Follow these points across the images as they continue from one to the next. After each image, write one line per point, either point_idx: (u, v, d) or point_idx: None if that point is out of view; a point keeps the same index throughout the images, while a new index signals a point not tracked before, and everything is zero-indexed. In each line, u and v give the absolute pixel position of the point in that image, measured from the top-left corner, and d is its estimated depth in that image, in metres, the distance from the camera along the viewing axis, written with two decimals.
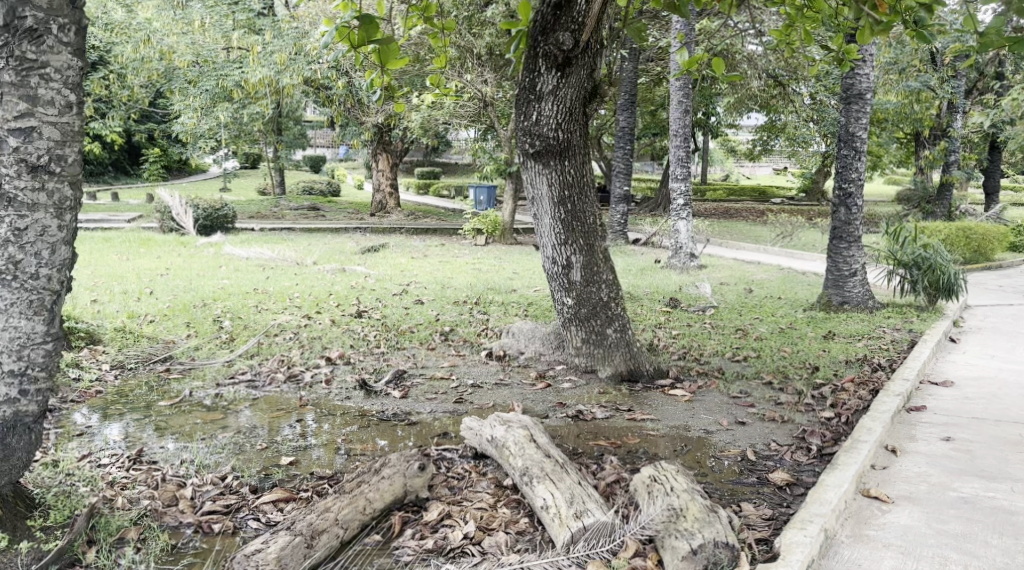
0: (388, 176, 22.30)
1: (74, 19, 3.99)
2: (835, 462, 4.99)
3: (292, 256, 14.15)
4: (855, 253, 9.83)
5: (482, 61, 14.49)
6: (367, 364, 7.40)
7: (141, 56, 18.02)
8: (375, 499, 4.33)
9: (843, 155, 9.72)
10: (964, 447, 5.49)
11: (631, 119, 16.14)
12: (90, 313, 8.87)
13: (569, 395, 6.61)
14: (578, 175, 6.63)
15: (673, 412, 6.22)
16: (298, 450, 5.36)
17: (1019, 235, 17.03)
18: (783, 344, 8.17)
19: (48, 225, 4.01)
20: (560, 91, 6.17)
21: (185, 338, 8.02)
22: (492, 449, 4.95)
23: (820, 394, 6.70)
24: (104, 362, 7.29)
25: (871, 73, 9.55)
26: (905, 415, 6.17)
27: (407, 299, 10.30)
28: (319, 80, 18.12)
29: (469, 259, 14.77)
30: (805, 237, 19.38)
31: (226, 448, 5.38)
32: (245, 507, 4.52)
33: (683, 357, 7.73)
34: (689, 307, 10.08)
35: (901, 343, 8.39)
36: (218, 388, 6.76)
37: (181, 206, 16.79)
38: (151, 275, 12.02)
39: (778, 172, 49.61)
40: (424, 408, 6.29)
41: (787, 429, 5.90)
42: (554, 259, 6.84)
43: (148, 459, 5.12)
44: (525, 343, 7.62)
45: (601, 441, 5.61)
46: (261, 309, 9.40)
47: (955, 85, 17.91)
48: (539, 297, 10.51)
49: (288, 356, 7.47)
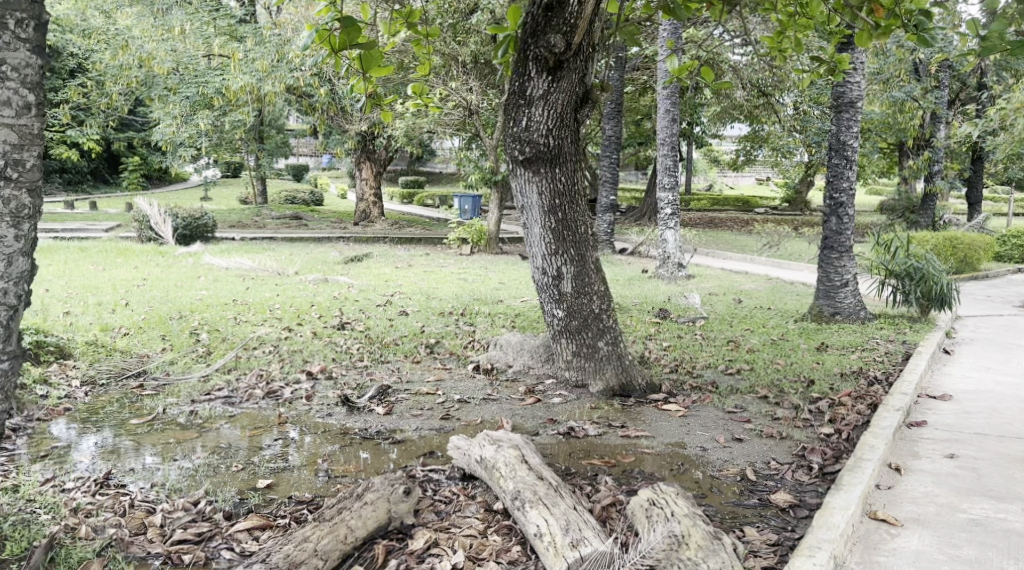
0: (372, 185, 22.03)
1: (33, 15, 3.73)
2: (839, 482, 4.79)
3: (274, 266, 13.89)
4: (847, 263, 9.64)
5: (468, 69, 14.23)
6: (350, 379, 7.14)
7: (120, 64, 17.73)
8: (357, 527, 4.07)
9: (834, 164, 9.56)
10: (968, 465, 5.30)
11: (617, 128, 15.93)
12: (62, 325, 8.57)
13: (559, 410, 6.38)
14: (570, 183, 6.42)
15: (668, 428, 6.01)
16: (276, 471, 5.09)
17: (1005, 244, 17.02)
18: (776, 356, 7.98)
19: (3, 234, 3.76)
20: (550, 95, 5.99)
21: (160, 352, 7.73)
22: (480, 470, 4.72)
23: (818, 409, 6.50)
24: (74, 378, 6.99)
25: (861, 82, 9.39)
26: (905, 431, 5.98)
27: (391, 310, 10.05)
28: (302, 88, 17.85)
29: (454, 269, 14.53)
30: (791, 246, 19.27)
31: (200, 469, 5.11)
32: (218, 535, 4.25)
33: (675, 370, 7.53)
34: (678, 318, 9.88)
35: (895, 355, 8.22)
36: (193, 405, 6.48)
37: (160, 215, 16.46)
38: (127, 285, 11.72)
39: (762, 182, 49.81)
40: (408, 425, 6.04)
41: (786, 446, 5.70)
42: (544, 269, 6.60)
43: (116, 483, 4.83)
44: (514, 356, 7.44)
45: (594, 460, 5.39)
46: (240, 321, 9.12)
47: (939, 96, 17.90)
48: (526, 307, 10.27)
49: (268, 371, 7.22)
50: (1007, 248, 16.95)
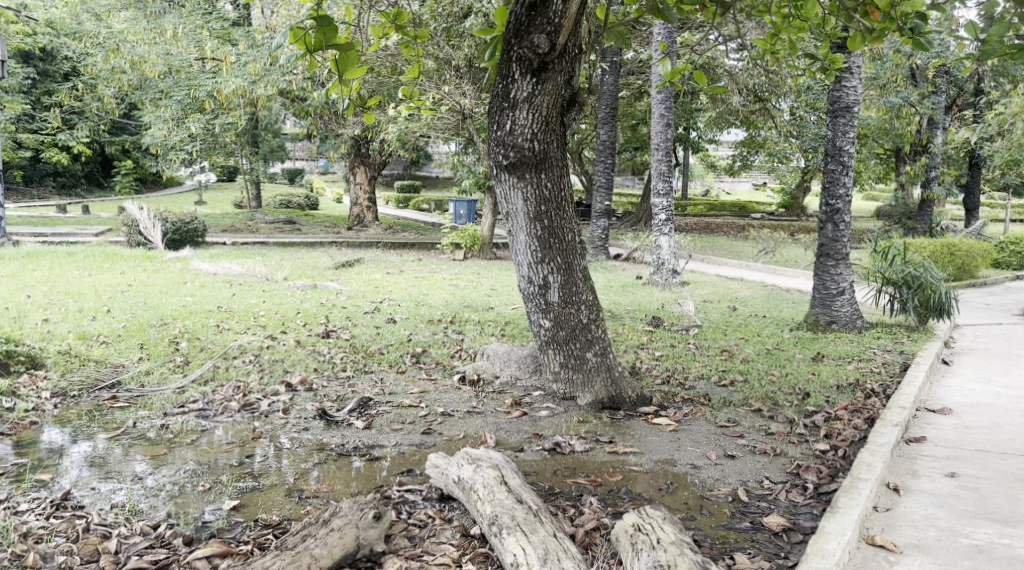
0: (366, 189, 21.75)
1: None
2: (835, 504, 4.58)
3: (263, 271, 13.65)
4: (843, 271, 9.42)
5: (461, 73, 13.96)
6: (331, 391, 6.89)
7: (112, 66, 17.54)
8: (322, 556, 3.92)
9: (830, 171, 9.31)
10: (970, 485, 5.07)
11: (612, 132, 15.71)
12: (37, 333, 8.32)
13: (546, 425, 6.15)
14: (556, 189, 6.19)
15: (658, 444, 5.77)
16: (245, 491, 4.90)
17: (1003, 251, 16.81)
18: (771, 366, 7.76)
19: None
20: (535, 98, 5.78)
21: (136, 362, 7.50)
22: (458, 492, 4.53)
23: (813, 423, 6.28)
24: (44, 390, 6.76)
25: (859, 85, 9.16)
26: (904, 448, 5.75)
27: (380, 318, 9.81)
28: (294, 92, 17.64)
29: (446, 275, 14.30)
30: (787, 253, 19.06)
31: (164, 489, 4.92)
32: (175, 563, 4.10)
33: (667, 381, 7.30)
34: (672, 327, 9.66)
35: (892, 366, 8.00)
36: (165, 418, 6.25)
37: (150, 219, 16.07)
38: (111, 291, 11.47)
39: (758, 188, 49.63)
40: (388, 440, 5.80)
41: (780, 464, 5.47)
42: (530, 278, 6.37)
43: (74, 504, 4.66)
44: (501, 367, 7.22)
45: (579, 479, 5.17)
46: (222, 329, 8.87)
47: (936, 101, 17.74)
48: (517, 315, 10.02)
49: (246, 382, 6.98)
50: (1004, 254, 16.75)
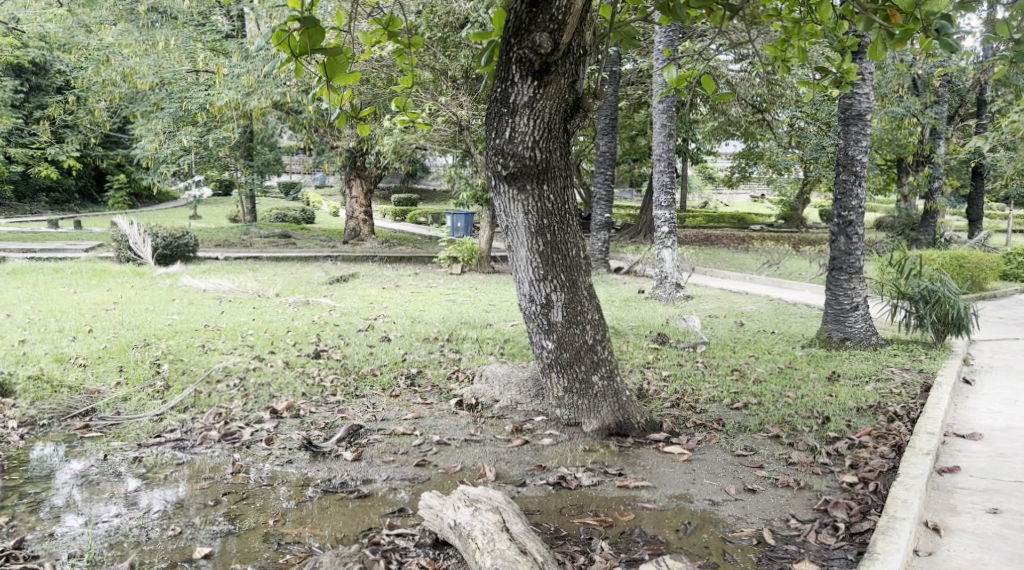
0: (362, 203, 21.27)
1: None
2: (875, 551, 4.22)
3: (254, 287, 13.19)
4: (857, 286, 8.96)
5: (459, 84, 13.36)
6: (318, 417, 6.44)
7: (103, 79, 17.07)
8: None
9: (842, 181, 8.87)
10: (1016, 523, 4.64)
11: (611, 143, 15.24)
12: (12, 356, 7.85)
13: (550, 455, 5.70)
14: (558, 201, 5.78)
15: (671, 476, 5.33)
16: (219, 536, 4.58)
17: (1011, 263, 16.40)
18: (786, 388, 7.29)
19: None
20: (537, 103, 5.40)
21: (113, 387, 7.02)
22: (455, 539, 4.21)
23: (837, 451, 5.83)
24: (12, 419, 6.32)
25: (871, 93, 8.74)
26: (938, 479, 5.31)
27: (374, 336, 9.36)
28: (287, 105, 17.23)
29: (443, 290, 13.86)
30: (791, 265, 18.64)
31: (130, 534, 4.59)
32: None
33: (676, 404, 6.85)
34: (678, 344, 9.20)
35: (914, 387, 7.55)
36: (139, 450, 5.80)
37: (140, 234, 15.62)
38: (96, 309, 10.99)
39: (757, 201, 49.27)
40: (378, 474, 5.36)
41: (806, 499, 5.04)
42: (531, 296, 5.91)
43: (26, 554, 4.38)
44: (499, 391, 6.76)
45: (587, 517, 4.76)
46: (208, 350, 8.40)
47: (938, 111, 17.37)
48: (517, 332, 9.55)
49: (227, 409, 6.50)
50: (1012, 266, 16.32)
